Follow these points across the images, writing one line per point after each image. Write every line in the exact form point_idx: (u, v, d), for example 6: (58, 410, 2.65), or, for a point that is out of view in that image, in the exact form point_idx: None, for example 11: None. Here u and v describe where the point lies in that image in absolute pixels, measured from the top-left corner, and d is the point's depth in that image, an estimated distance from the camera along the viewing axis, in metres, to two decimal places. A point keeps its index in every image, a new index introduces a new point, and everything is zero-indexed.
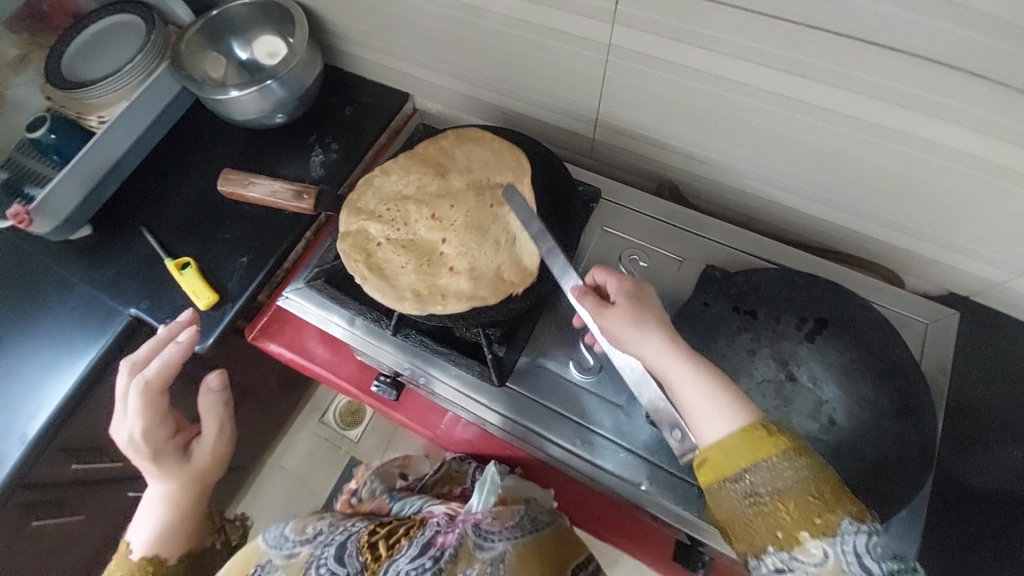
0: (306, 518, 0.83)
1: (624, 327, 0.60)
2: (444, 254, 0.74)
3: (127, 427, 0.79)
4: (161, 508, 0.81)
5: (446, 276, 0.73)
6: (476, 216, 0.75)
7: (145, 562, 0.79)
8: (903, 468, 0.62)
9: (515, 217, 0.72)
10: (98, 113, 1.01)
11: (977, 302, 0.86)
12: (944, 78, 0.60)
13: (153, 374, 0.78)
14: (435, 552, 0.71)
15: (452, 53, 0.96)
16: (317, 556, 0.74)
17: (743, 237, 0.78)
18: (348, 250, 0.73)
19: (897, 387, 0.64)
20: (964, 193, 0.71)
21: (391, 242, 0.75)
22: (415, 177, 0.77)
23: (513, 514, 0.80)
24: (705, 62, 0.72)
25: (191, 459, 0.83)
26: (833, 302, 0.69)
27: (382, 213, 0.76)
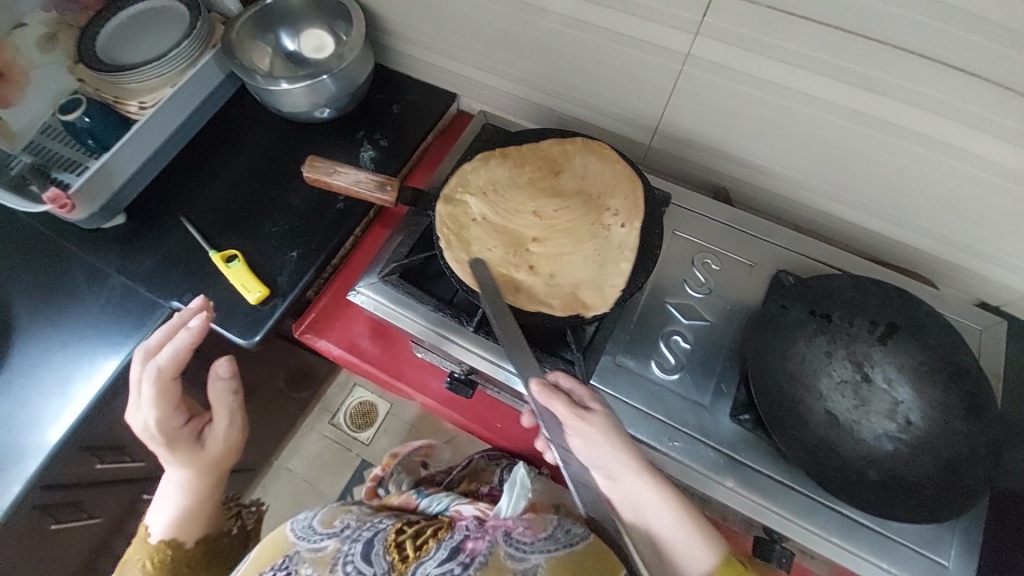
0: (334, 510, 0.83)
1: (603, 434, 0.65)
2: (531, 251, 0.76)
3: (140, 415, 0.78)
4: (179, 493, 0.85)
5: (525, 273, 0.75)
6: (574, 228, 0.77)
7: (164, 544, 0.85)
8: (980, 466, 0.64)
9: (619, 234, 0.75)
10: (139, 99, 0.98)
11: (1008, 312, 0.92)
12: (1013, 100, 0.65)
13: (166, 367, 0.76)
14: (464, 559, 0.73)
15: (514, 56, 0.97)
16: (345, 552, 0.76)
17: (808, 244, 0.81)
18: (443, 214, 0.76)
19: (965, 391, 0.67)
20: (1013, 209, 0.76)
21: (485, 223, 0.77)
22: (528, 170, 0.80)
23: (547, 524, 0.79)
24: (780, 76, 0.75)
25: (206, 448, 0.83)
26: (902, 307, 0.72)
27: (488, 192, 0.78)
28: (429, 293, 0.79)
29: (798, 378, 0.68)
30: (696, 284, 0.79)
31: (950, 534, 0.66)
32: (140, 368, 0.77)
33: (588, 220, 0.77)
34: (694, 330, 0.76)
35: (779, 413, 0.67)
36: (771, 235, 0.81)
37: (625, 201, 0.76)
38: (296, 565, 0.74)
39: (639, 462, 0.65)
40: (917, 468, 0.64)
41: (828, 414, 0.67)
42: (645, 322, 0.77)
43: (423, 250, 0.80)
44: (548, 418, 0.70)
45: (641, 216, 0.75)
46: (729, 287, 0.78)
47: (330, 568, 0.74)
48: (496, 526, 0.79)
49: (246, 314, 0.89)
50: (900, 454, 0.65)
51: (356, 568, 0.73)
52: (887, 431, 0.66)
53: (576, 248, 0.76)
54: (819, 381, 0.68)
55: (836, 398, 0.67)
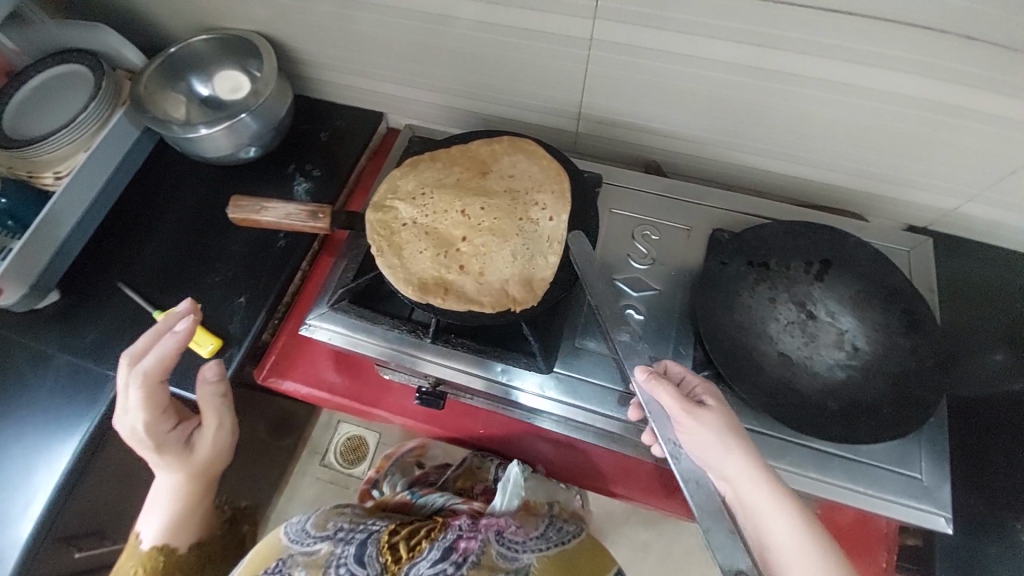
0: (329, 512, 0.80)
1: (722, 432, 0.63)
2: (462, 251, 0.76)
3: (129, 419, 0.75)
4: (169, 500, 0.81)
5: (456, 274, 0.74)
6: (501, 225, 0.77)
7: (156, 549, 0.82)
8: (928, 375, 0.67)
9: (546, 225, 0.76)
10: (53, 169, 0.94)
11: (936, 230, 0.97)
12: (894, 33, 0.69)
13: (152, 367, 0.73)
14: (457, 558, 0.73)
15: (430, 66, 0.98)
16: (337, 555, 0.73)
17: (740, 199, 0.84)
18: (373, 221, 0.77)
19: (901, 310, 0.71)
20: (917, 133, 0.81)
21: (415, 226, 0.77)
22: (457, 172, 0.81)
23: (538, 525, 0.81)
24: (680, 45, 0.78)
25: (194, 452, 0.79)
26: (832, 242, 0.75)
27: (417, 195, 0.80)
28: (382, 313, 0.79)
29: (747, 328, 0.71)
30: (640, 256, 0.81)
31: (917, 447, 0.69)
32: (126, 372, 0.74)
33: (515, 216, 0.77)
34: (644, 301, 0.78)
35: (737, 364, 0.69)
36: (701, 197, 0.84)
37: (551, 198, 0.77)
38: (289, 568, 0.72)
39: (762, 468, 0.62)
40: (872, 390, 0.67)
41: (781, 355, 0.70)
42: (597, 302, 0.78)
43: (369, 272, 0.79)
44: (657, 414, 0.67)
45: (567, 212, 0.76)
46: (671, 254, 0.81)
47: (323, 570, 0.71)
48: (486, 529, 0.78)
49: (203, 368, 0.86)
50: (853, 379, 0.68)
51: (350, 571, 0.71)
52: (837, 361, 0.69)
53: (503, 243, 0.76)
54: (768, 327, 0.71)
55: (787, 339, 0.70)
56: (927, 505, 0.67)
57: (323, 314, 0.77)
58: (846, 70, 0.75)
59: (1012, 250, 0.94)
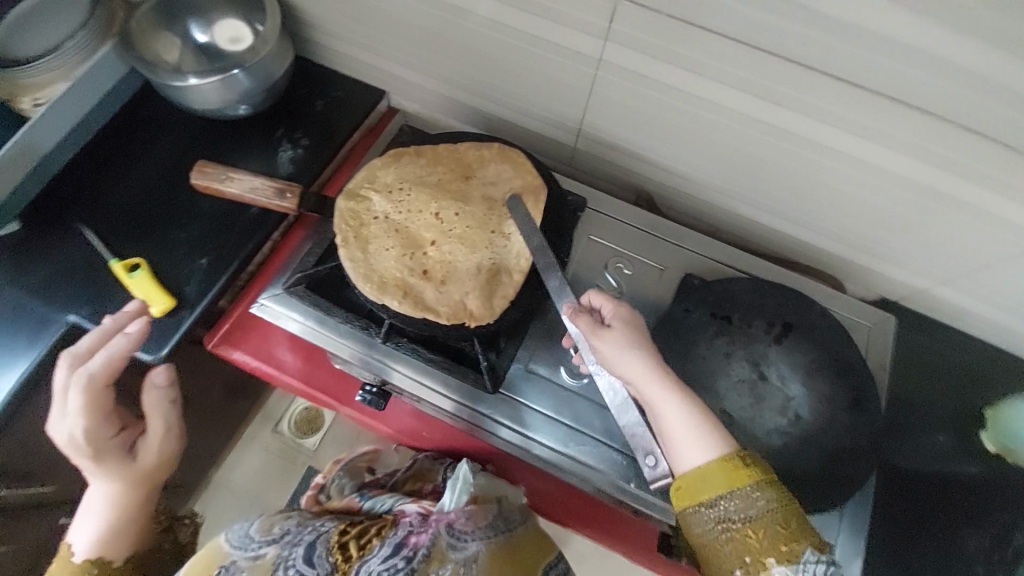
0: (272, 517, 0.80)
1: (619, 349, 0.65)
2: (428, 255, 0.74)
3: (66, 425, 0.74)
4: (103, 511, 0.77)
5: (418, 278, 0.73)
6: (472, 234, 0.75)
7: (88, 562, 0.76)
8: (858, 454, 0.70)
9: (518, 242, 0.74)
10: (34, 94, 0.90)
11: (907, 306, 0.98)
12: (895, 112, 0.69)
13: (99, 372, 0.73)
14: (407, 552, 0.71)
15: (436, 54, 0.95)
16: (284, 556, 0.72)
17: (719, 248, 0.84)
18: (342, 210, 0.75)
19: (850, 385, 0.71)
20: (903, 212, 0.81)
21: (386, 223, 0.76)
22: (438, 173, 0.79)
23: (487, 514, 0.80)
24: (686, 83, 0.77)
25: (137, 459, 0.78)
26: (797, 308, 0.76)
27: (394, 190, 0.77)
28: (340, 305, 0.78)
29: (696, 380, 0.72)
30: (609, 288, 0.80)
31: (837, 523, 0.71)
32: (67, 376, 0.74)
33: (488, 228, 0.75)
34: None
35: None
36: (681, 239, 0.84)
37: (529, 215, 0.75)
38: (233, 575, 0.71)
39: (663, 371, 0.63)
40: (804, 460, 0.69)
41: (725, 414, 0.70)
42: (558, 328, 0.78)
43: (331, 259, 0.78)
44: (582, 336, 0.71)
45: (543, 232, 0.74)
46: (640, 291, 0.80)
47: (271, 574, 0.70)
48: (438, 521, 0.78)
49: (155, 326, 0.85)
50: (790, 448, 0.69)
51: (298, 572, 0.69)
52: (778, 427, 0.70)
53: (470, 254, 0.74)
54: (718, 382, 0.71)
55: (734, 398, 0.71)
56: None
57: (278, 296, 0.77)
58: (844, 138, 0.74)
59: (975, 338, 0.95)
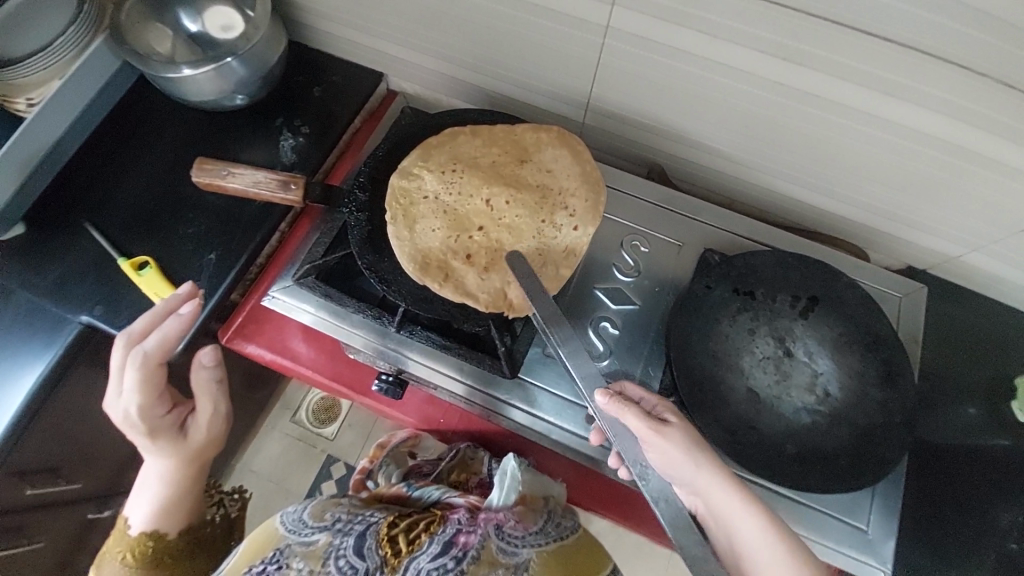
0: (324, 503, 0.79)
1: (681, 451, 0.61)
2: (474, 239, 0.73)
3: (122, 404, 0.73)
4: (158, 485, 0.80)
5: (461, 261, 0.72)
6: (522, 222, 0.73)
7: (144, 536, 0.81)
8: (892, 432, 0.66)
9: (565, 234, 0.73)
10: (27, 94, 0.88)
11: (935, 274, 0.94)
12: (927, 66, 0.64)
13: (154, 349, 0.71)
14: (457, 553, 0.70)
15: (434, 32, 0.92)
16: (335, 546, 0.71)
17: (738, 221, 0.80)
18: (394, 185, 0.73)
19: (879, 358, 0.69)
20: (933, 176, 0.77)
21: (434, 202, 0.74)
22: (494, 154, 0.76)
23: (537, 519, 0.80)
24: (699, 46, 0.72)
25: (189, 437, 0.78)
26: (823, 279, 0.72)
27: (450, 169, 0.74)
28: (349, 295, 0.77)
29: (719, 358, 0.69)
30: (625, 267, 0.78)
31: (869, 500, 0.69)
32: (123, 354, 0.72)
33: (538, 217, 0.74)
34: (622, 315, 0.75)
35: (707, 393, 0.67)
36: (699, 213, 0.80)
37: (579, 210, 0.74)
38: (287, 559, 0.70)
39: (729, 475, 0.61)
40: (833, 438, 0.66)
41: (749, 391, 0.68)
42: (575, 310, 0.76)
43: (339, 249, 0.77)
44: (619, 431, 0.64)
45: (594, 226, 0.73)
46: (657, 269, 0.78)
47: (323, 562, 0.69)
48: (489, 521, 0.77)
49: None
50: (818, 426, 0.67)
51: (349, 563, 0.69)
52: (805, 404, 0.67)
53: (517, 242, 0.73)
54: (742, 359, 0.69)
55: (758, 374, 0.68)
56: (868, 557, 0.67)
57: (290, 287, 0.75)
58: (870, 97, 0.70)
59: (1007, 305, 0.91)
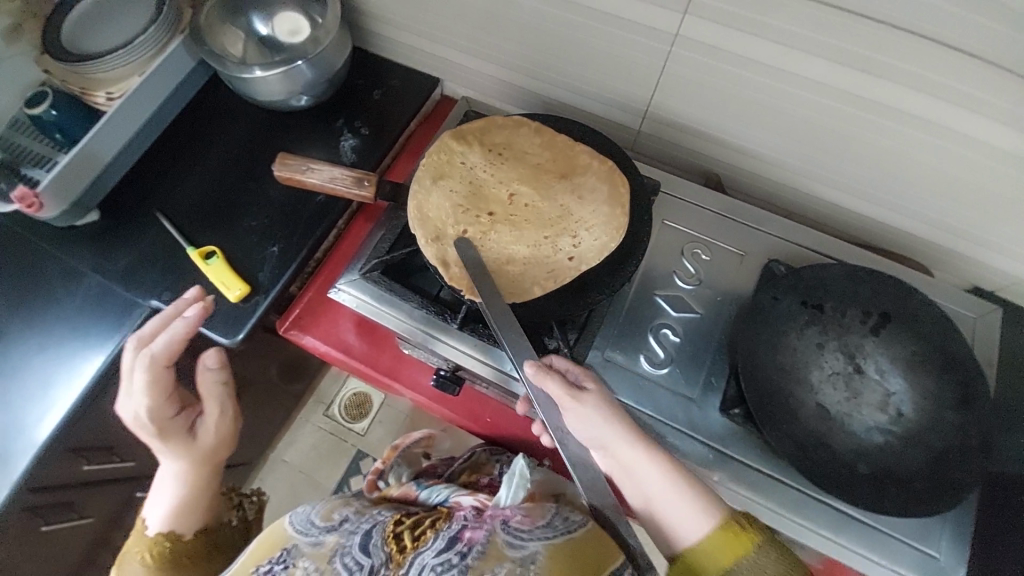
0: (334, 502, 0.80)
1: (596, 412, 0.65)
2: (482, 220, 0.74)
3: (132, 405, 0.74)
4: (173, 486, 0.80)
5: (458, 231, 0.73)
6: (530, 228, 0.74)
7: (161, 537, 0.80)
8: (970, 457, 0.64)
9: (569, 248, 0.72)
10: (108, 88, 0.93)
11: (1003, 296, 0.90)
12: (1015, 81, 0.62)
13: (162, 351, 0.72)
14: (462, 548, 0.67)
15: (498, 38, 0.93)
16: (342, 545, 0.71)
17: (802, 232, 0.79)
18: (443, 140, 0.77)
19: (954, 379, 0.66)
20: (1011, 195, 0.74)
21: (465, 175, 0.76)
22: (544, 157, 0.77)
23: (545, 512, 0.73)
24: (773, 56, 0.72)
25: (199, 438, 0.78)
26: (895, 296, 0.70)
27: (495, 150, 0.78)
28: (411, 290, 0.78)
29: (787, 371, 0.67)
30: (686, 275, 0.77)
31: (941, 526, 0.66)
32: (133, 356, 0.73)
33: (546, 230, 0.74)
34: (683, 323, 0.75)
35: (776, 406, 0.66)
36: (762, 224, 0.79)
37: (589, 236, 0.72)
38: (294, 558, 0.70)
39: (634, 430, 0.65)
40: (908, 459, 0.64)
41: (818, 407, 0.66)
42: (634, 314, 0.75)
43: (404, 246, 0.78)
44: (545, 402, 0.68)
45: (593, 263, 0.70)
46: (719, 278, 0.77)
47: (328, 561, 0.69)
48: (494, 515, 0.73)
49: (224, 312, 0.86)
50: (891, 446, 0.64)
51: (354, 560, 0.69)
52: (877, 423, 0.65)
53: (511, 240, 0.73)
54: (810, 373, 0.67)
55: (828, 390, 0.66)
56: None
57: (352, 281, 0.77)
58: (953, 113, 0.68)
59: None
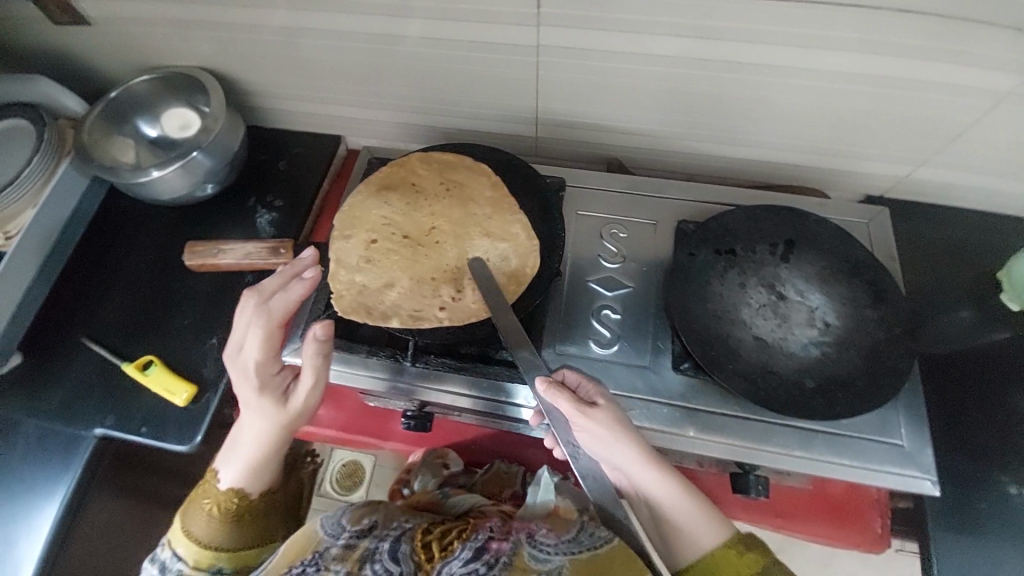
0: (362, 507, 0.69)
1: (611, 432, 0.65)
2: (391, 239, 0.79)
3: (241, 355, 0.70)
4: (253, 444, 0.71)
5: (365, 240, 0.79)
6: (420, 266, 0.77)
7: (231, 493, 0.72)
8: (899, 345, 0.69)
9: (444, 297, 0.74)
10: (7, 228, 0.90)
11: (890, 196, 0.99)
12: (827, 14, 0.71)
13: (279, 311, 0.70)
14: (489, 558, 0.59)
15: (381, 87, 0.97)
16: (371, 552, 0.63)
17: (701, 189, 0.85)
18: (411, 157, 0.84)
19: (864, 285, 0.73)
20: (862, 108, 0.83)
21: (408, 198, 0.81)
22: (482, 213, 0.79)
23: (572, 525, 0.63)
24: (625, 44, 0.79)
25: (292, 399, 0.70)
26: (793, 223, 0.77)
27: (447, 184, 0.82)
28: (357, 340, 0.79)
29: (721, 316, 0.72)
30: (610, 255, 0.82)
31: (896, 416, 0.71)
32: (248, 308, 0.70)
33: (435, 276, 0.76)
34: (619, 300, 0.79)
35: (721, 352, 0.71)
36: (669, 192, 0.85)
37: (470, 299, 0.74)
38: (325, 562, 0.62)
39: (653, 454, 0.65)
40: (847, 363, 0.69)
41: (756, 339, 0.71)
42: (573, 304, 0.79)
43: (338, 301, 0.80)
44: (556, 413, 0.69)
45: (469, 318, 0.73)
46: (640, 250, 0.82)
47: (358, 566, 0.61)
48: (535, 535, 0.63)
49: (180, 416, 0.84)
50: (828, 355, 0.69)
51: (384, 568, 0.60)
52: (811, 339, 0.70)
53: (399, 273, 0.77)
54: (741, 312, 0.72)
55: (760, 321, 0.72)
56: (913, 472, 0.69)
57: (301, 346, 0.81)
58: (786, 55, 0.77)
59: (963, 210, 0.97)
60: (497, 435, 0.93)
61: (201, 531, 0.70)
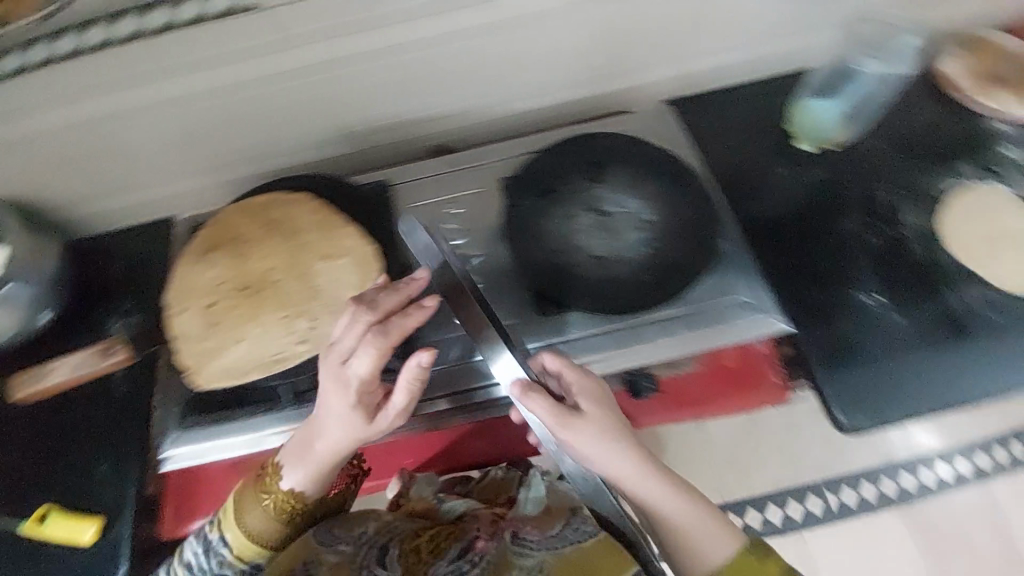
0: (357, 514, 0.74)
1: (593, 444, 0.64)
2: (229, 297, 0.83)
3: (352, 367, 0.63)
4: (328, 452, 0.69)
5: (206, 305, 0.83)
6: (263, 310, 0.82)
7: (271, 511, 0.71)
8: (704, 217, 0.79)
9: (297, 330, 0.80)
10: None
11: (691, 91, 1.07)
12: None
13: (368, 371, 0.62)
14: (471, 556, 0.68)
15: (186, 152, 0.96)
16: (362, 562, 0.67)
17: (511, 145, 0.92)
18: (232, 211, 0.86)
19: (662, 177, 0.81)
20: (609, 26, 0.93)
21: (232, 252, 0.85)
22: (308, 240, 0.84)
23: (556, 521, 0.72)
24: (380, 39, 0.86)
25: (374, 425, 0.67)
26: (589, 146, 0.83)
27: (266, 224, 0.85)
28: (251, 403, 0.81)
29: (559, 251, 0.77)
30: (452, 233, 0.86)
31: (728, 277, 0.82)
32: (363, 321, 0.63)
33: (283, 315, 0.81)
34: (475, 269, 0.83)
35: (567, 277, 0.76)
36: (487, 156, 0.90)
37: (321, 324, 0.80)
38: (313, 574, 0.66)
39: (648, 460, 0.66)
40: (673, 248, 0.77)
41: (594, 257, 0.77)
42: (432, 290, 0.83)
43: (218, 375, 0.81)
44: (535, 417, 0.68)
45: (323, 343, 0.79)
46: (476, 218, 0.87)
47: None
48: (512, 530, 0.72)
49: (95, 553, 0.80)
50: (657, 249, 0.77)
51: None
52: (641, 240, 0.77)
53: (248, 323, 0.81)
54: (573, 238, 0.78)
55: (593, 242, 0.77)
56: (759, 317, 0.80)
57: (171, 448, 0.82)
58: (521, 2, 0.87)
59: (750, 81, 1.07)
60: (431, 440, 0.89)
61: (257, 526, 0.70)
